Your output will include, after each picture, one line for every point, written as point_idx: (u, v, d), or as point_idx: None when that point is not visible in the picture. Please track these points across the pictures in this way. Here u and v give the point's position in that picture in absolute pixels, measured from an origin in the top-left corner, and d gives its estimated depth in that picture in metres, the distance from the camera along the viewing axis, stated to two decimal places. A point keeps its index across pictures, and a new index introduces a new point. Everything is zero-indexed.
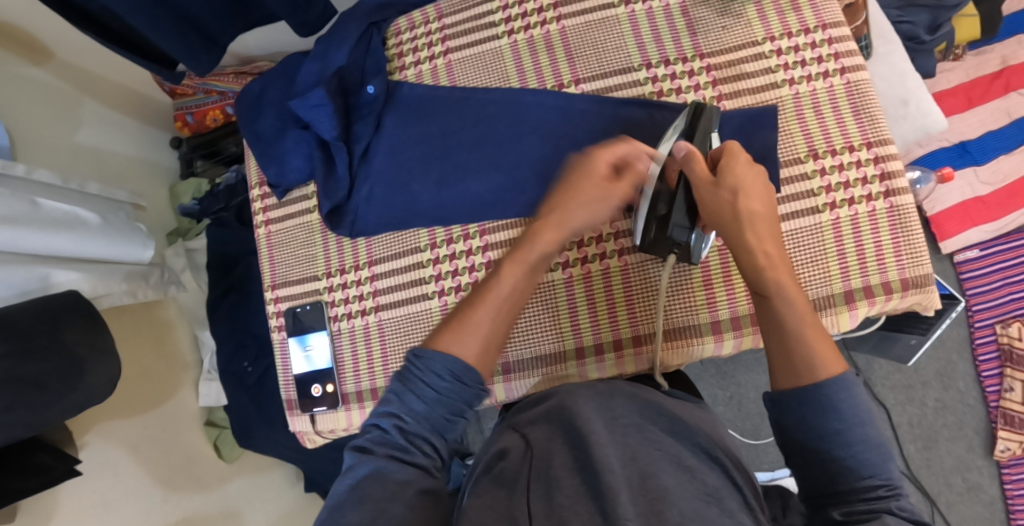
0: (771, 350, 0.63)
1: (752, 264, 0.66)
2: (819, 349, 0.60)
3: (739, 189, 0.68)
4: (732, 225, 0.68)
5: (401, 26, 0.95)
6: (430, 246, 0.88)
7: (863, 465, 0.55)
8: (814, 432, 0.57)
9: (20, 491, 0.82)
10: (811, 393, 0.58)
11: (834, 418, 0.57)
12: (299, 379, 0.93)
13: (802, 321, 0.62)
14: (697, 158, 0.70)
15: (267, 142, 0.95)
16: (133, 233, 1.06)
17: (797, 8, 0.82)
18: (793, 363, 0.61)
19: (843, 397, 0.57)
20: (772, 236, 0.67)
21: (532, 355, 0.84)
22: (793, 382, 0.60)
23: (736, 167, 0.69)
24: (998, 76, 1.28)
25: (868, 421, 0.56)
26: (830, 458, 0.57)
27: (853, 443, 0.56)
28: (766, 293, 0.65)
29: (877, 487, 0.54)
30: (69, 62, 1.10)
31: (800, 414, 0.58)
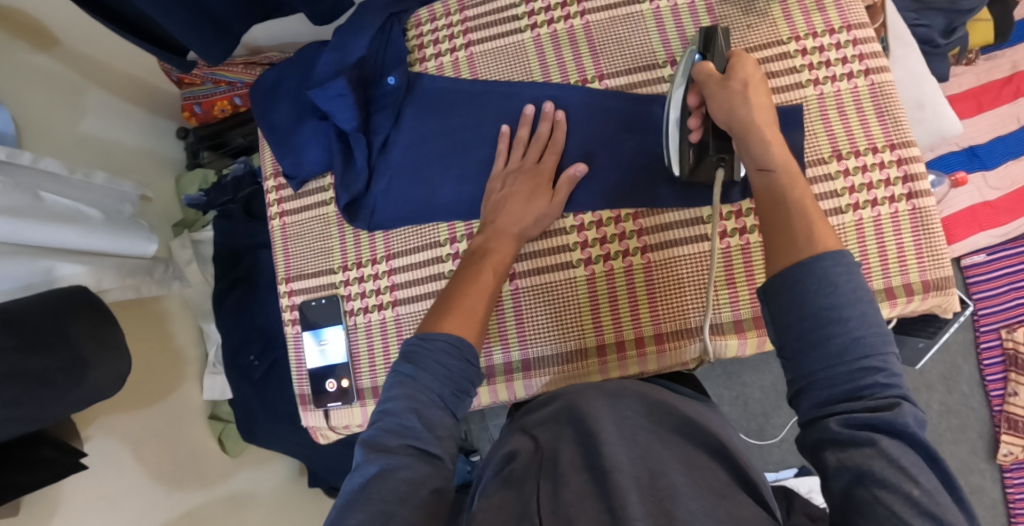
0: (768, 233, 0.60)
1: (759, 141, 0.65)
2: (816, 226, 0.57)
3: (748, 81, 0.69)
4: (740, 107, 0.67)
5: (422, 17, 0.94)
6: (450, 241, 0.88)
7: (864, 359, 0.51)
8: (808, 312, 0.53)
9: (16, 486, 0.80)
10: (806, 266, 0.54)
11: (831, 293, 0.53)
12: (313, 373, 0.92)
13: (801, 200, 0.60)
14: (709, 63, 0.72)
15: (283, 132, 0.94)
16: (136, 229, 1.03)
17: (823, 9, 0.82)
18: (790, 237, 0.57)
19: (840, 273, 0.53)
20: (775, 122, 0.67)
21: (553, 352, 0.84)
22: (790, 256, 0.56)
23: (745, 65, 0.70)
24: (1007, 82, 1.29)
25: (866, 298, 0.53)
26: (826, 336, 0.52)
27: (850, 319, 0.52)
28: (774, 169, 0.63)
29: (875, 376, 0.51)
30: (76, 49, 1.08)
31: (798, 295, 0.54)
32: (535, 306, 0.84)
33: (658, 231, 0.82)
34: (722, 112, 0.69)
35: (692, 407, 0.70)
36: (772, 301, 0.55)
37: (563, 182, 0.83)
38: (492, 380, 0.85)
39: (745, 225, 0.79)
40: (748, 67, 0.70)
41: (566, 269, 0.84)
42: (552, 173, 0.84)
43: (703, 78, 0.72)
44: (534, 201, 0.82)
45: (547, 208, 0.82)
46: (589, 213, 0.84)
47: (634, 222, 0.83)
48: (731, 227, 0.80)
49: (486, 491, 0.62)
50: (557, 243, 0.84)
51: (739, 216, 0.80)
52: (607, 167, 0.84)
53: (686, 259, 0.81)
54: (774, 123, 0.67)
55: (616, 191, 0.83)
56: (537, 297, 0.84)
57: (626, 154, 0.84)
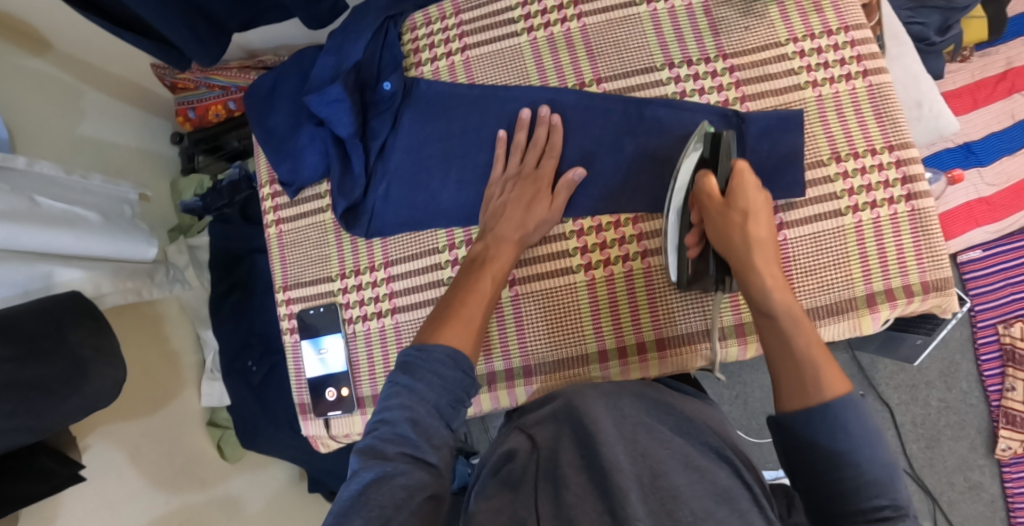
0: (777, 371, 0.66)
1: (760, 284, 0.69)
2: (826, 369, 0.63)
3: (751, 212, 0.71)
4: (741, 246, 0.71)
5: (417, 21, 0.93)
6: (448, 248, 0.87)
7: (874, 490, 0.58)
8: (822, 451, 0.60)
9: (17, 498, 0.79)
10: (820, 413, 0.61)
11: (845, 439, 0.60)
12: (313, 382, 0.92)
13: (808, 345, 0.65)
14: (710, 179, 0.73)
15: (279, 138, 0.93)
16: (136, 231, 1.02)
17: (820, 9, 0.82)
18: (803, 382, 0.63)
19: (852, 419, 0.60)
20: (776, 258, 0.71)
21: (554, 359, 0.84)
22: (801, 403, 0.62)
23: (748, 189, 0.71)
24: (1002, 78, 1.28)
25: (875, 442, 0.60)
26: (839, 476, 0.59)
27: (862, 462, 0.59)
28: (776, 315, 0.68)
29: (884, 507, 0.57)
30: (70, 54, 1.07)
31: (813, 436, 0.61)
32: (537, 313, 0.84)
33: (657, 235, 0.82)
34: (721, 244, 0.73)
35: (692, 406, 0.70)
36: (788, 436, 0.62)
37: (562, 187, 0.82)
38: (494, 386, 0.85)
39: None
40: (750, 195, 0.71)
41: (566, 275, 0.84)
42: (551, 178, 0.84)
43: (705, 197, 0.73)
44: (534, 209, 0.81)
45: (547, 213, 0.82)
46: (589, 217, 0.84)
47: (633, 226, 0.82)
48: None
49: (482, 492, 0.62)
50: (557, 249, 0.84)
51: None
52: (606, 171, 0.84)
53: None
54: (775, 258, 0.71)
55: (616, 195, 0.83)
56: (540, 304, 0.84)
57: (626, 158, 0.84)
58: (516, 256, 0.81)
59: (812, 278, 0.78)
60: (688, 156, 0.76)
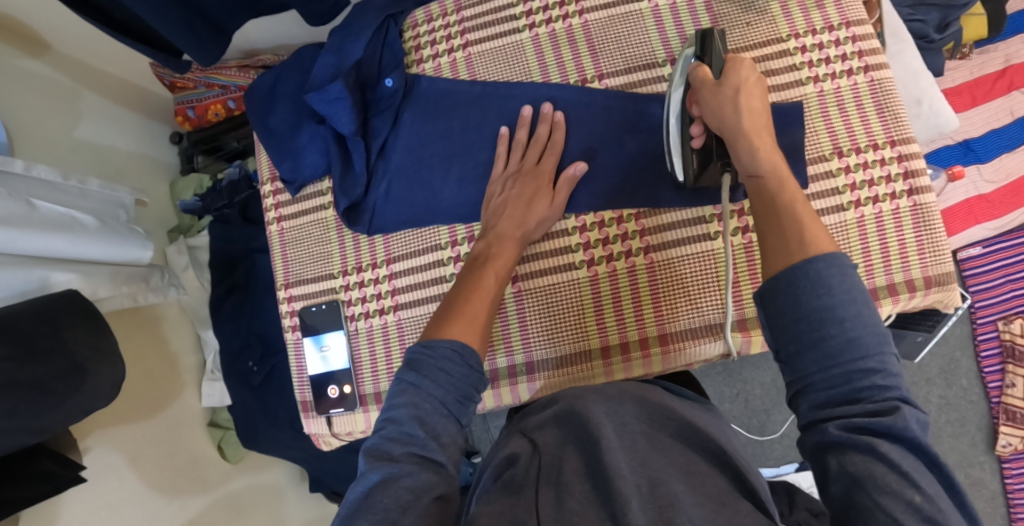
0: (765, 232, 0.61)
1: (748, 146, 0.67)
2: (810, 228, 0.58)
3: (741, 86, 0.70)
4: (732, 113, 0.69)
5: (418, 18, 0.93)
6: (451, 244, 0.87)
7: (862, 362, 0.52)
8: (803, 313, 0.54)
9: (16, 500, 0.78)
10: (801, 269, 0.55)
11: (826, 294, 0.54)
12: (315, 380, 0.92)
13: (793, 201, 0.62)
14: (704, 68, 0.73)
15: (280, 137, 0.93)
16: (131, 235, 1.00)
17: (821, 6, 0.82)
18: (787, 238, 0.58)
19: (834, 275, 0.54)
20: (767, 125, 0.68)
21: (557, 355, 0.84)
22: (786, 259, 0.57)
23: (741, 69, 0.71)
24: (1002, 75, 1.28)
25: (861, 298, 0.54)
26: (822, 337, 0.53)
27: (846, 319, 0.53)
28: (763, 174, 0.65)
29: (872, 375, 0.52)
30: (65, 54, 1.06)
31: (795, 295, 0.55)
32: (538, 310, 0.84)
33: (660, 230, 0.82)
34: (715, 118, 0.70)
35: (693, 410, 0.70)
36: (769, 303, 0.56)
37: (564, 184, 0.82)
38: (497, 384, 0.85)
39: (748, 224, 0.80)
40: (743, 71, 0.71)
41: (569, 271, 0.84)
42: (552, 174, 0.84)
43: (699, 83, 0.72)
44: (537, 206, 0.81)
45: (548, 210, 0.82)
46: (592, 214, 0.84)
47: (636, 222, 0.82)
48: (733, 227, 0.80)
49: (484, 496, 0.62)
50: (559, 245, 0.84)
51: (742, 215, 0.80)
52: (608, 167, 0.84)
53: (688, 259, 0.81)
54: (766, 128, 0.68)
55: (618, 191, 0.83)
56: (540, 302, 0.84)
57: (628, 155, 0.84)
58: (519, 254, 0.81)
59: None
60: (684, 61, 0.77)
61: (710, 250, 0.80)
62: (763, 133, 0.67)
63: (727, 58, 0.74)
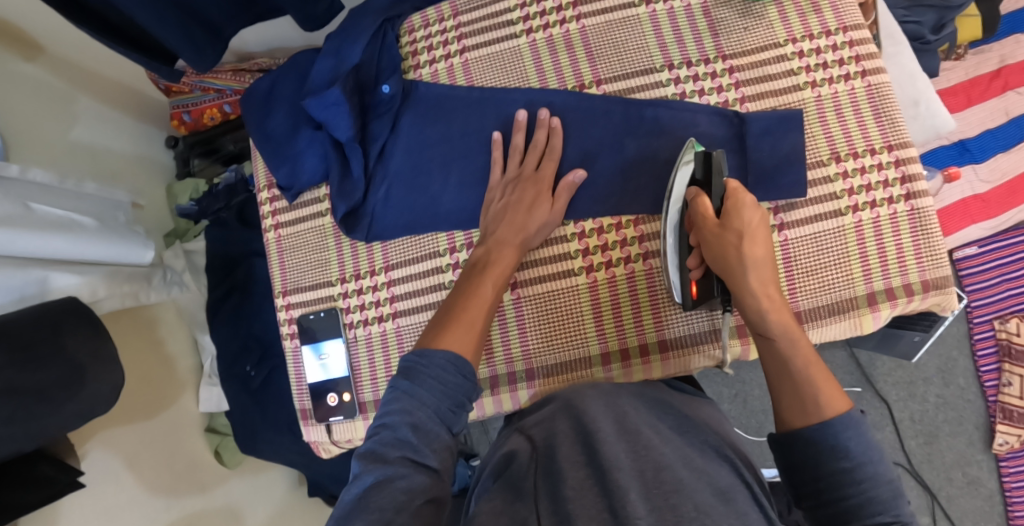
0: (778, 392, 0.65)
1: (756, 305, 0.68)
2: (825, 388, 0.62)
3: (745, 232, 0.69)
4: (736, 266, 0.69)
5: (415, 23, 0.93)
6: (450, 251, 0.87)
7: (879, 507, 0.57)
8: (823, 473, 0.59)
9: (16, 506, 0.78)
10: (820, 436, 0.60)
11: (844, 457, 0.59)
12: (315, 387, 0.91)
13: (805, 364, 0.64)
14: (704, 201, 0.72)
15: (277, 142, 0.92)
16: (132, 235, 1.00)
17: (819, 10, 0.82)
18: (802, 402, 0.62)
19: (851, 436, 0.59)
20: (774, 276, 0.69)
21: (555, 361, 0.84)
22: (802, 421, 0.62)
23: (743, 207, 0.70)
24: (996, 76, 1.29)
25: (876, 458, 0.59)
26: (842, 496, 0.58)
27: (864, 479, 0.58)
28: (773, 335, 0.67)
29: (887, 524, 0.56)
30: (62, 57, 1.06)
31: (813, 456, 0.60)
32: (538, 316, 0.84)
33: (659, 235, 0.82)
34: (721, 266, 0.71)
35: (692, 405, 0.71)
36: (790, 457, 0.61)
37: (563, 189, 0.82)
38: (497, 390, 0.85)
39: None
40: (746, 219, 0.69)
41: (567, 277, 0.84)
42: (551, 180, 0.84)
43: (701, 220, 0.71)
44: (536, 212, 0.81)
45: (548, 215, 0.82)
46: (590, 219, 0.84)
47: (634, 228, 0.83)
48: None
49: (484, 494, 0.61)
50: (557, 251, 0.84)
51: None
52: (606, 172, 0.84)
53: None
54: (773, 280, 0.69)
55: (616, 196, 0.83)
56: (539, 307, 0.84)
57: (626, 160, 0.84)
58: (517, 261, 0.81)
59: (813, 278, 0.79)
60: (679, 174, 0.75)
61: None
62: (770, 289, 0.68)
63: (729, 185, 0.72)
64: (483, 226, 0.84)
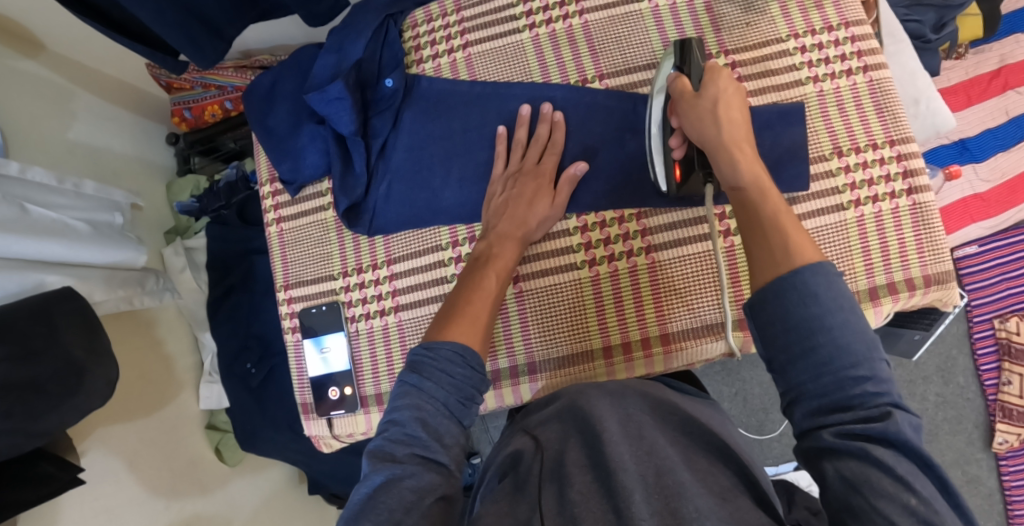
0: (749, 241, 0.62)
1: (727, 158, 0.68)
2: (794, 234, 0.59)
3: (719, 97, 0.71)
4: (710, 126, 0.70)
5: (418, 18, 0.93)
6: (452, 244, 0.87)
7: (852, 369, 0.53)
8: (793, 324, 0.55)
9: (15, 503, 0.77)
10: (788, 281, 0.56)
11: (813, 303, 0.55)
12: (316, 382, 0.91)
13: (775, 209, 0.62)
14: (682, 79, 0.74)
15: (279, 137, 0.92)
16: (125, 240, 0.99)
17: (820, 6, 0.83)
18: (771, 249, 0.59)
19: (819, 280, 0.55)
20: (746, 136, 0.69)
21: (558, 355, 0.84)
22: (772, 271, 0.58)
23: (719, 80, 0.73)
24: (996, 75, 1.29)
25: (848, 305, 0.54)
26: (812, 346, 0.54)
27: (834, 327, 0.54)
28: (744, 186, 0.65)
29: (863, 384, 0.52)
30: (60, 54, 1.06)
31: (784, 305, 0.56)
32: (540, 310, 0.84)
33: (663, 229, 0.82)
34: (696, 133, 0.72)
35: (695, 406, 0.70)
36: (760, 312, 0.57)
37: (565, 183, 0.82)
38: (499, 384, 0.85)
39: (729, 227, 0.80)
40: (721, 84, 0.72)
41: (569, 271, 0.84)
42: (553, 174, 0.84)
43: (678, 94, 0.74)
44: (538, 206, 0.81)
45: (549, 209, 0.82)
46: (593, 214, 0.84)
47: (637, 222, 0.83)
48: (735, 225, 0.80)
49: (490, 494, 0.62)
50: (560, 245, 0.84)
51: (723, 219, 0.81)
52: (608, 167, 0.84)
53: (687, 259, 0.81)
54: (747, 139, 0.69)
55: (618, 191, 0.83)
56: (541, 303, 0.84)
57: (629, 155, 0.84)
58: (520, 254, 0.81)
59: None
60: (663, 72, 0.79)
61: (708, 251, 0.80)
62: (742, 143, 0.68)
63: (706, 68, 0.75)
64: (485, 221, 0.84)
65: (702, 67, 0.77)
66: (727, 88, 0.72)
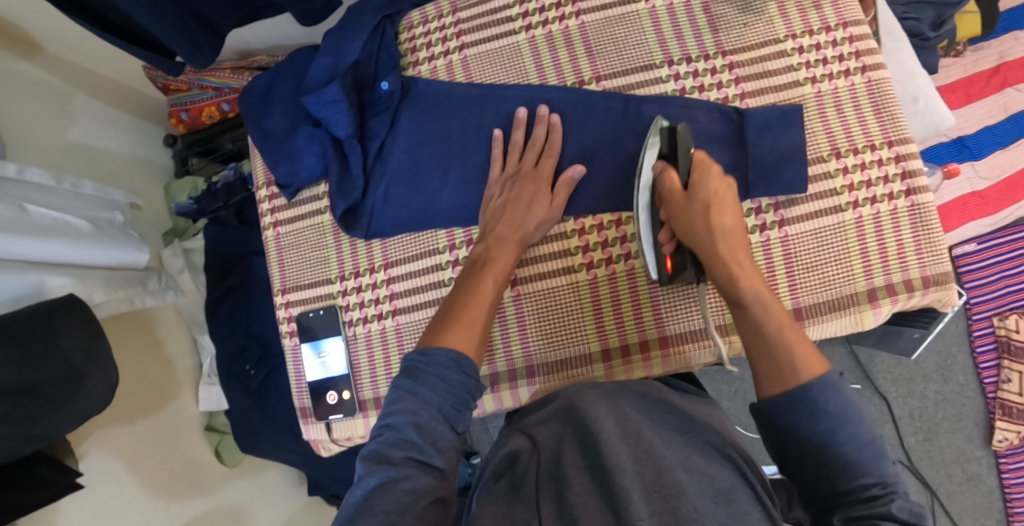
0: (755, 358, 0.64)
1: (726, 273, 0.68)
2: (800, 349, 0.61)
3: (712, 201, 0.70)
4: (704, 235, 0.70)
5: (414, 20, 0.93)
6: (449, 248, 0.87)
7: (861, 471, 0.56)
8: (807, 436, 0.58)
9: (14, 507, 0.77)
10: (798, 397, 0.59)
11: (824, 419, 0.57)
12: (314, 385, 0.91)
13: (779, 326, 0.64)
14: (671, 175, 0.72)
15: (276, 140, 0.92)
16: (126, 239, 0.99)
17: (818, 6, 0.82)
18: (780, 370, 0.61)
19: (828, 397, 0.58)
20: (743, 244, 0.70)
21: (555, 358, 0.84)
22: (780, 387, 0.60)
23: (709, 179, 0.70)
24: (995, 73, 1.28)
25: (855, 418, 0.57)
26: (824, 457, 0.57)
27: (845, 441, 0.57)
28: (745, 303, 0.66)
29: (872, 486, 0.55)
30: (59, 56, 1.06)
31: (794, 420, 0.58)
32: (538, 314, 0.84)
33: None
34: (690, 240, 0.71)
35: (693, 404, 0.70)
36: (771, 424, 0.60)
37: (563, 185, 0.82)
38: (497, 388, 0.85)
39: None
40: (713, 189, 0.70)
41: (567, 274, 0.83)
42: (551, 176, 0.83)
43: (667, 192, 0.72)
44: (535, 207, 0.81)
45: (547, 212, 0.81)
46: (591, 216, 0.84)
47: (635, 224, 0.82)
48: None
49: (486, 494, 0.62)
50: (557, 247, 0.84)
51: None
52: (606, 168, 0.84)
53: None
54: (742, 248, 0.70)
55: (616, 193, 0.83)
56: (539, 306, 0.84)
57: (627, 157, 0.84)
58: (518, 257, 0.81)
59: (814, 273, 0.79)
60: (648, 151, 0.76)
61: None
62: (738, 258, 0.69)
63: (695, 157, 0.72)
64: (483, 223, 0.84)
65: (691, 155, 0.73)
66: (718, 192, 0.70)
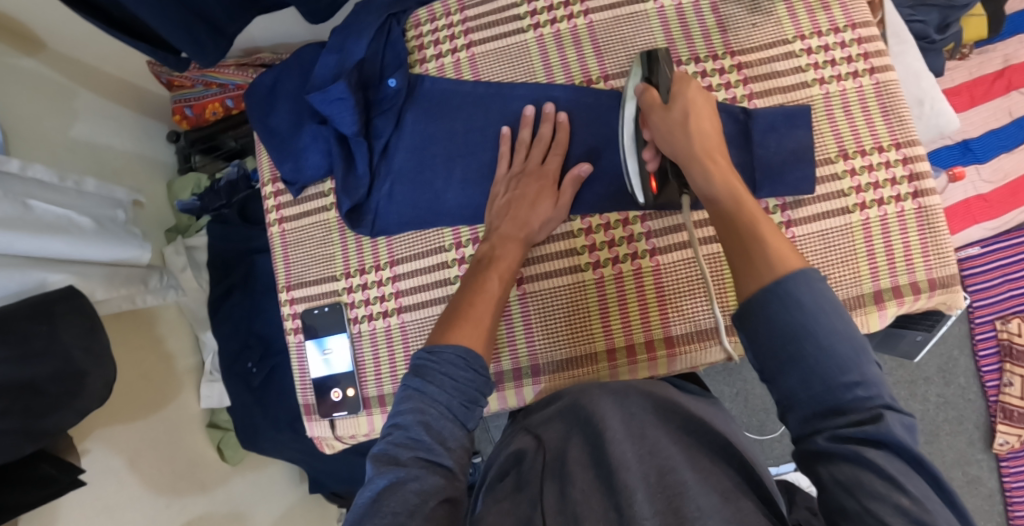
0: (731, 251, 0.61)
1: (702, 174, 0.68)
2: (773, 243, 0.59)
3: (689, 109, 0.72)
4: (682, 139, 0.71)
5: (421, 18, 0.92)
6: (455, 246, 0.87)
7: (843, 376, 0.52)
8: (781, 333, 0.54)
9: (15, 505, 0.77)
10: (772, 290, 0.55)
11: (798, 311, 0.54)
12: (317, 383, 0.91)
13: (755, 218, 0.62)
14: (650, 91, 0.75)
15: (281, 137, 0.92)
16: (129, 236, 0.98)
17: (827, 7, 0.82)
18: (752, 258, 0.58)
19: (803, 288, 0.54)
20: (719, 146, 0.70)
21: (561, 357, 0.83)
22: (755, 281, 0.57)
23: (686, 91, 0.73)
24: (1000, 75, 1.28)
25: (832, 310, 0.54)
26: (801, 355, 0.53)
27: (821, 334, 0.53)
28: (720, 198, 0.66)
29: (854, 389, 0.52)
30: (62, 53, 1.06)
31: (768, 315, 0.55)
32: (543, 313, 0.84)
33: (667, 234, 0.82)
34: (669, 146, 0.72)
35: (699, 407, 0.70)
36: (747, 323, 0.56)
37: (569, 184, 0.82)
38: (502, 387, 0.84)
39: None
40: (691, 94, 0.73)
41: (573, 273, 0.83)
42: (556, 175, 0.83)
43: (647, 105, 0.75)
44: (541, 206, 0.81)
45: (552, 211, 0.81)
46: (597, 215, 0.83)
47: (641, 224, 0.82)
48: None
49: (490, 494, 0.62)
50: (563, 246, 0.84)
51: None
52: (612, 168, 0.84)
53: (693, 263, 0.81)
54: (720, 149, 0.70)
55: (622, 192, 0.83)
56: (544, 305, 0.84)
57: None
58: (523, 255, 0.81)
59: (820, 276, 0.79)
60: (631, 80, 0.79)
61: (713, 254, 0.80)
62: (713, 155, 0.69)
63: (674, 78, 0.76)
64: (488, 222, 0.84)
65: (670, 76, 0.77)
66: (694, 95, 0.73)
